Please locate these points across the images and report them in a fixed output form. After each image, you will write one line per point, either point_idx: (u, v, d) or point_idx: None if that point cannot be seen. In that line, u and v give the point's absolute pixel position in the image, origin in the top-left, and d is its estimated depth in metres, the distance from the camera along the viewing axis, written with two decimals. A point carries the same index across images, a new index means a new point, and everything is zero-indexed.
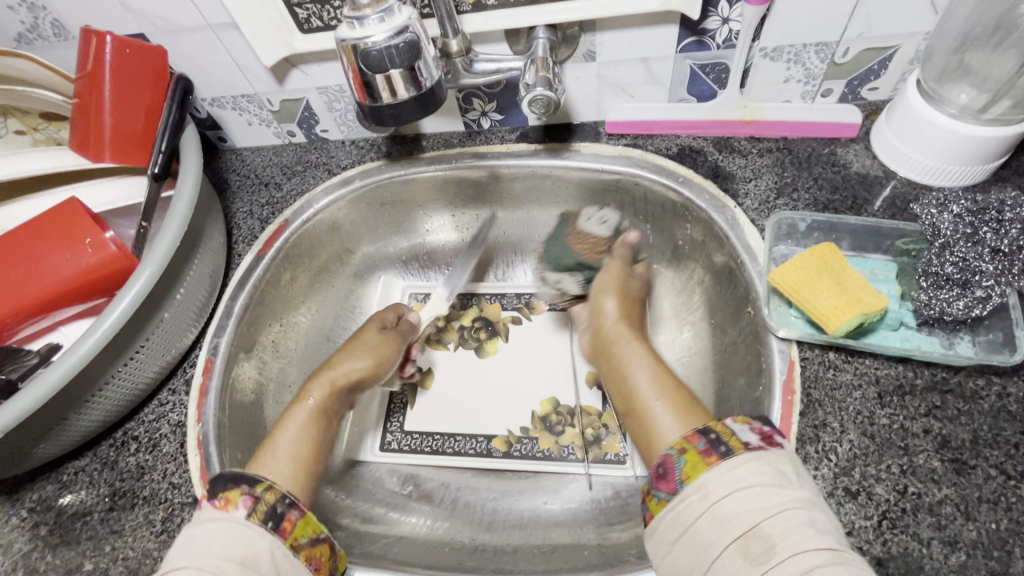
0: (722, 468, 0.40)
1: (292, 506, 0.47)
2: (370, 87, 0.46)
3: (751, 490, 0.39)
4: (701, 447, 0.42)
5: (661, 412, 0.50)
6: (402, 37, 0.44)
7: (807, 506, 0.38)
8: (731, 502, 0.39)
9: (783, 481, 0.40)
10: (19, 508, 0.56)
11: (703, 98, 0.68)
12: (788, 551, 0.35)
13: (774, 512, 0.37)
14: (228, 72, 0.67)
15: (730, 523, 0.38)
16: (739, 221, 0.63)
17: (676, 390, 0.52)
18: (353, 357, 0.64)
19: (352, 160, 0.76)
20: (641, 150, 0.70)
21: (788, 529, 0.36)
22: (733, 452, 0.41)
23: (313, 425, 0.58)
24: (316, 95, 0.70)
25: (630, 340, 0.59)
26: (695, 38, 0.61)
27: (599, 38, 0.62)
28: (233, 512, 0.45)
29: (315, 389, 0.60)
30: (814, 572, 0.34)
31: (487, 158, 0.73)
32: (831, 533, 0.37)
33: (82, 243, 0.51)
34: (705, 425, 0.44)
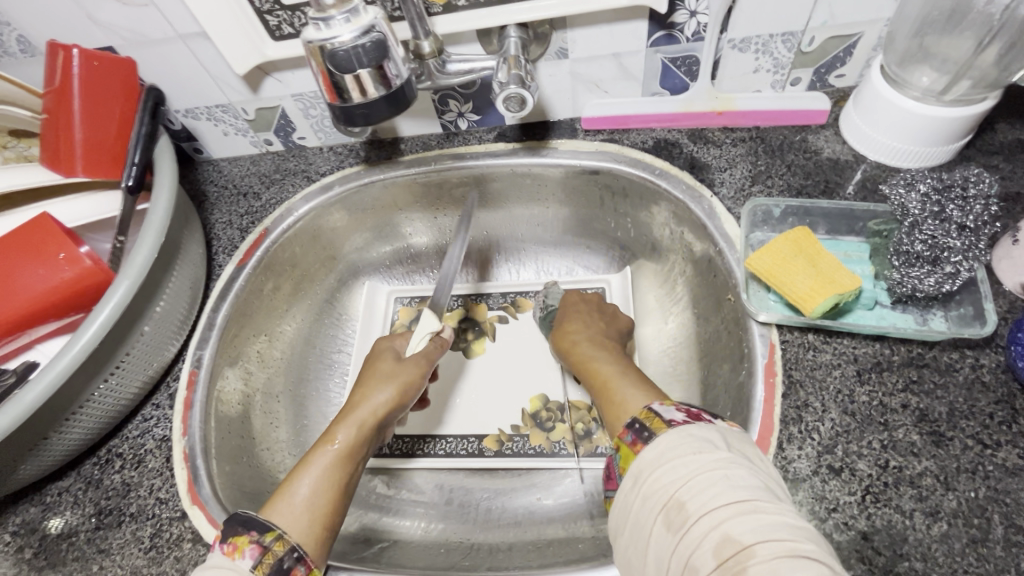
0: (646, 451, 0.41)
1: (300, 560, 0.45)
2: (339, 88, 0.46)
3: (671, 459, 0.39)
4: (629, 440, 0.43)
5: (625, 388, 0.50)
6: (368, 37, 0.44)
7: (726, 466, 0.38)
8: (655, 476, 0.39)
9: (704, 447, 0.39)
10: (2, 533, 0.55)
11: (676, 91, 0.69)
12: (701, 511, 0.36)
13: (689, 478, 0.37)
14: (201, 83, 0.67)
15: (654, 498, 0.38)
16: (716, 210, 0.64)
17: (635, 374, 0.53)
18: (377, 389, 0.57)
19: (331, 167, 0.76)
20: (617, 145, 0.71)
21: (701, 490, 0.36)
22: (656, 434, 0.41)
23: (338, 470, 0.51)
24: (291, 102, 0.70)
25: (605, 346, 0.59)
26: (664, 32, 0.62)
27: (570, 35, 0.63)
28: (240, 561, 0.43)
29: (341, 432, 0.53)
30: (723, 526, 0.34)
31: (465, 159, 0.73)
32: (745, 486, 0.36)
33: (57, 259, 0.50)
34: (632, 417, 0.45)
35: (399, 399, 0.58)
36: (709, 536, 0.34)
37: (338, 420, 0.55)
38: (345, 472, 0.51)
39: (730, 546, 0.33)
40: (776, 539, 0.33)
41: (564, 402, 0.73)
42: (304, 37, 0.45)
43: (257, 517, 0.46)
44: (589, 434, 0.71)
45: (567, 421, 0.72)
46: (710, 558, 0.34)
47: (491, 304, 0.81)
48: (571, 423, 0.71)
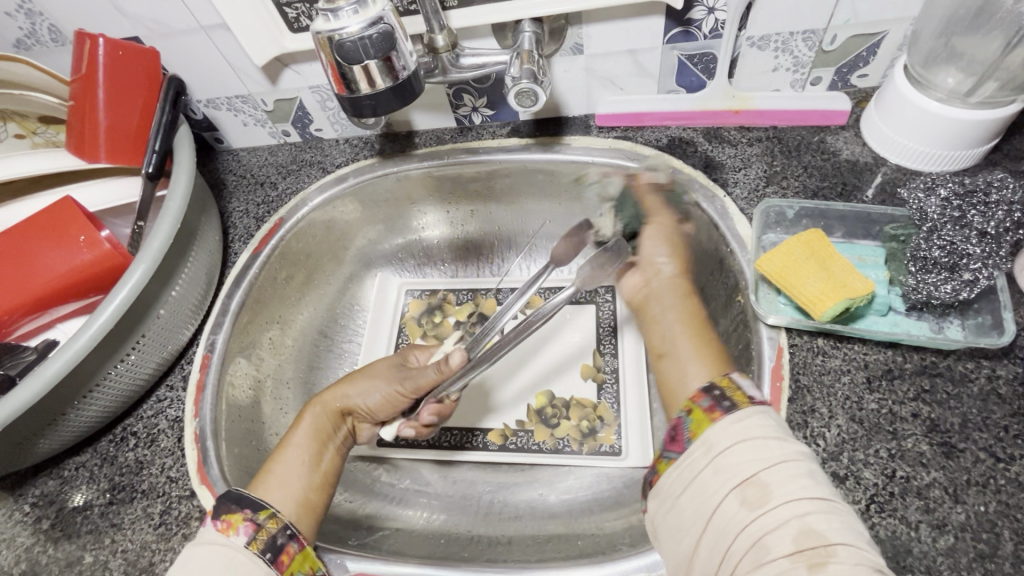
0: (729, 422, 0.40)
1: (292, 538, 0.46)
2: (346, 79, 0.47)
3: (757, 435, 0.39)
4: (706, 406, 0.42)
5: (688, 356, 0.49)
6: (376, 28, 0.45)
7: (808, 458, 0.38)
8: (735, 452, 0.38)
9: (788, 435, 0.39)
10: (22, 503, 0.57)
11: (693, 88, 0.69)
12: (785, 497, 0.35)
13: (776, 462, 0.37)
14: (223, 73, 0.69)
15: (732, 471, 0.37)
16: (729, 210, 0.63)
17: (706, 342, 0.50)
18: (360, 386, 0.58)
19: (346, 158, 0.77)
20: (631, 142, 0.71)
21: (787, 477, 0.36)
22: (738, 406, 0.41)
23: (308, 450, 0.54)
24: (309, 94, 0.72)
25: (682, 291, 0.56)
26: (681, 28, 0.62)
27: (585, 31, 0.63)
28: (233, 538, 0.44)
29: (304, 416, 0.57)
30: (807, 518, 0.34)
31: (479, 154, 0.74)
32: (823, 482, 0.37)
33: (77, 241, 0.52)
34: (709, 383, 0.44)
35: (384, 405, 0.59)
36: (791, 523, 0.34)
37: (309, 404, 0.58)
38: (315, 450, 0.54)
39: (811, 537, 0.34)
40: (857, 546, 0.34)
41: (570, 398, 0.73)
42: (313, 28, 0.46)
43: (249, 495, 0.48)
44: (594, 432, 0.70)
45: (572, 419, 0.72)
46: (788, 543, 0.34)
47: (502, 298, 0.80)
48: (576, 421, 0.71)
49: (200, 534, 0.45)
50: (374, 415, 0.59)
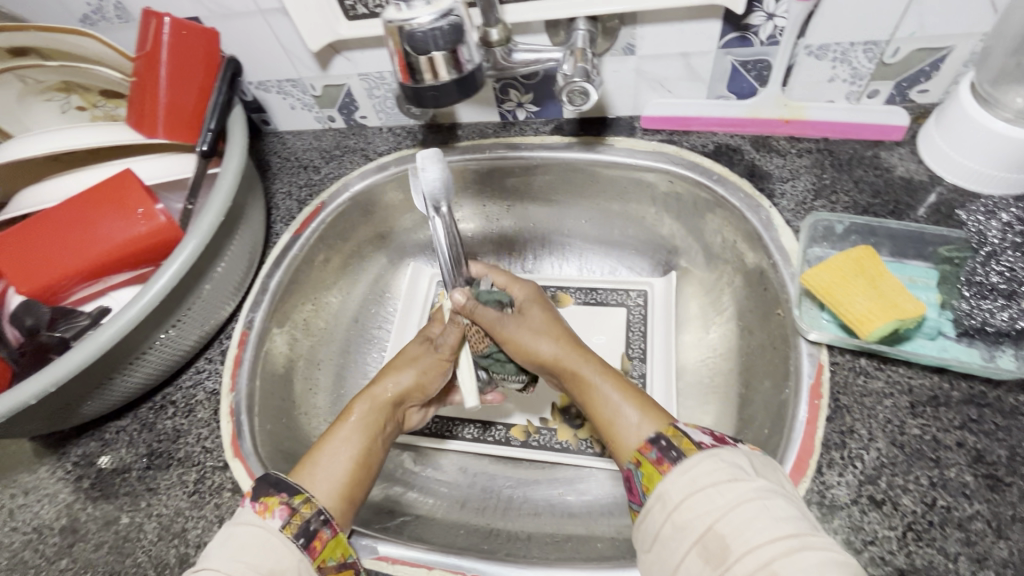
0: (676, 473, 0.41)
1: (326, 524, 0.47)
2: (413, 69, 0.47)
3: (705, 485, 0.40)
4: (653, 458, 0.44)
5: (628, 414, 0.49)
6: (447, 20, 0.45)
7: (764, 496, 0.39)
8: (690, 505, 0.39)
9: (739, 474, 0.40)
10: (66, 461, 0.60)
11: (743, 95, 0.68)
12: (745, 548, 0.36)
13: (728, 511, 0.38)
14: (277, 57, 0.70)
15: (689, 528, 0.39)
16: (774, 221, 0.62)
17: (634, 390, 0.51)
18: (406, 361, 0.61)
19: (389, 147, 0.78)
20: (676, 146, 0.70)
21: (743, 523, 0.37)
22: (685, 455, 0.42)
23: (357, 443, 0.54)
24: (357, 82, 0.73)
25: (579, 356, 0.56)
26: (738, 33, 0.61)
27: (639, 31, 0.62)
28: (269, 521, 0.45)
29: (355, 409, 0.57)
30: (770, 564, 0.35)
31: (520, 149, 0.74)
32: (786, 518, 0.37)
33: (135, 213, 0.53)
34: (656, 433, 0.46)
35: (430, 377, 0.60)
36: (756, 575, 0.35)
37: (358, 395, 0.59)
38: (365, 444, 0.54)
39: None
40: None
41: None
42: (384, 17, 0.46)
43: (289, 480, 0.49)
44: None
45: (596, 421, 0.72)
46: None
47: None
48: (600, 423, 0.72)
49: (237, 514, 0.47)
50: (426, 393, 0.61)
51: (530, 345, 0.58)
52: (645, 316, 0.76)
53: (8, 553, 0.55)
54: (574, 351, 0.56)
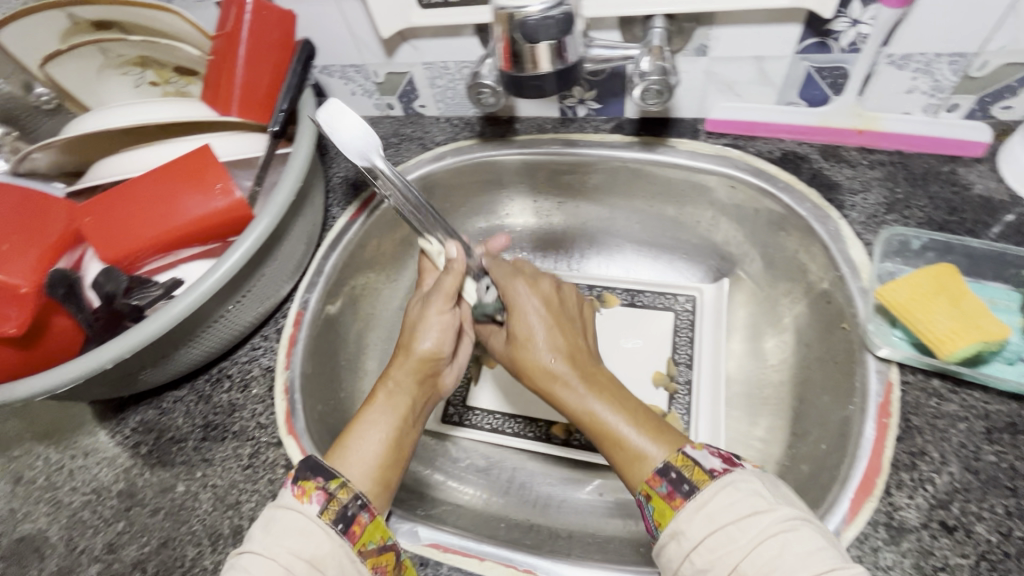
0: (692, 510, 0.41)
1: (363, 508, 0.47)
2: (516, 55, 0.47)
3: (722, 515, 0.40)
4: (664, 492, 0.43)
5: (632, 437, 0.48)
6: (559, 10, 0.45)
7: (785, 530, 0.38)
8: (711, 544, 0.39)
9: (759, 506, 0.40)
10: (124, 427, 0.61)
11: (815, 103, 0.66)
12: None
13: (750, 550, 0.38)
14: (345, 42, 0.71)
15: (712, 568, 0.39)
16: (843, 233, 0.60)
17: (634, 406, 0.51)
18: (415, 333, 0.56)
19: (446, 137, 0.78)
20: (740, 151, 0.69)
21: (768, 562, 0.37)
22: (699, 488, 0.42)
23: (385, 424, 0.53)
24: (421, 71, 0.74)
25: (584, 381, 0.53)
26: (818, 39, 0.60)
27: (714, 32, 0.61)
28: (307, 505, 0.45)
29: (381, 389, 0.55)
30: None
31: (579, 146, 0.73)
32: (813, 553, 0.37)
33: (213, 188, 0.54)
34: (664, 463, 0.45)
35: (445, 337, 0.56)
36: None
37: (382, 377, 0.56)
38: (393, 424, 0.53)
39: None
40: None
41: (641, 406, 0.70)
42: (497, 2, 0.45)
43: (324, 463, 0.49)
44: None
45: None
46: None
47: (576, 294, 0.80)
48: None
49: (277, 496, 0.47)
50: (444, 355, 0.56)
51: (528, 363, 0.55)
52: (693, 321, 0.75)
53: (68, 513, 0.57)
54: (573, 369, 0.54)
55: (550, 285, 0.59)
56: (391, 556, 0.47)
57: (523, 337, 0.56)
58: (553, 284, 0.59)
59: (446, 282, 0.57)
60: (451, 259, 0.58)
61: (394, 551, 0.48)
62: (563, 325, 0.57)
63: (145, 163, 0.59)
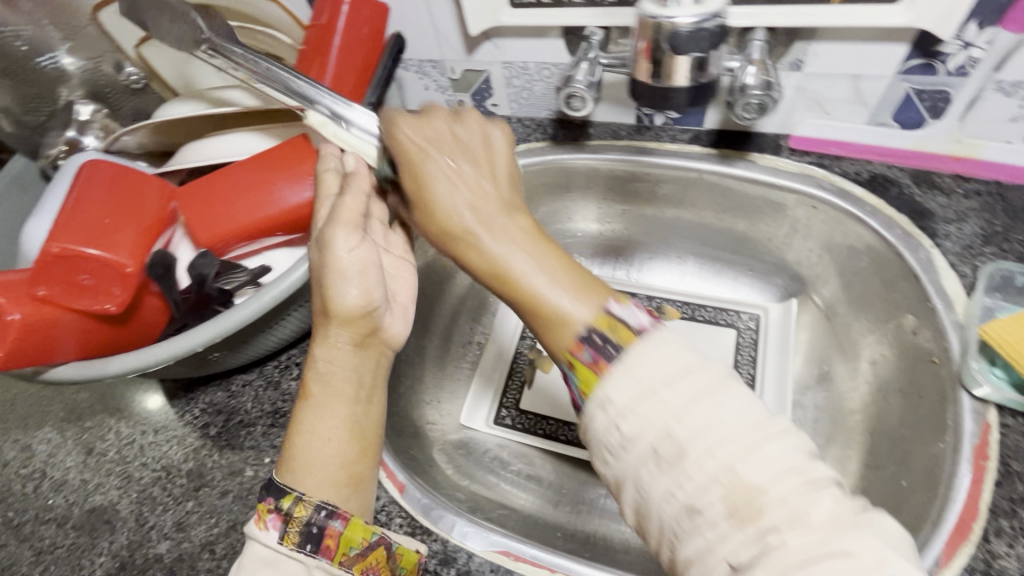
0: (619, 372, 0.37)
1: (332, 517, 0.43)
2: (657, 64, 0.48)
3: (658, 363, 0.37)
4: (589, 359, 0.39)
5: (553, 297, 0.42)
6: (713, 22, 0.45)
7: (715, 390, 0.35)
8: (638, 411, 0.35)
9: (691, 364, 0.36)
10: (194, 406, 0.62)
11: (908, 126, 0.63)
12: (703, 450, 0.33)
13: (682, 410, 0.34)
14: (428, 36, 0.71)
15: (641, 437, 0.35)
16: (935, 263, 0.58)
17: (561, 260, 0.44)
18: (332, 289, 0.45)
19: (517, 137, 0.77)
20: (825, 171, 0.67)
21: (703, 425, 0.34)
22: (626, 347, 0.38)
23: (331, 416, 0.46)
24: (499, 70, 0.73)
25: (497, 232, 0.45)
26: (923, 60, 0.58)
27: (813, 47, 0.60)
28: (267, 532, 0.43)
29: (312, 373, 0.46)
30: (736, 463, 0.33)
31: (654, 155, 0.72)
32: (741, 409, 0.35)
33: (308, 178, 0.54)
34: (586, 326, 0.40)
35: (376, 285, 0.46)
36: (719, 477, 0.33)
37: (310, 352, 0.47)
38: (340, 412, 0.46)
39: (741, 487, 0.32)
40: (789, 470, 0.33)
41: None
42: (641, 9, 0.46)
43: (278, 477, 0.45)
44: None
45: None
46: (719, 503, 0.32)
47: None
48: None
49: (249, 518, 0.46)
50: (371, 305, 0.46)
51: (431, 218, 0.46)
52: (757, 341, 0.74)
53: (138, 487, 0.58)
54: (491, 215, 0.45)
55: (440, 122, 0.49)
56: (380, 552, 0.46)
57: (421, 190, 0.47)
58: (446, 120, 0.49)
59: (344, 208, 0.47)
60: (350, 174, 0.49)
61: (384, 546, 0.46)
62: (469, 165, 0.47)
63: (235, 150, 0.59)
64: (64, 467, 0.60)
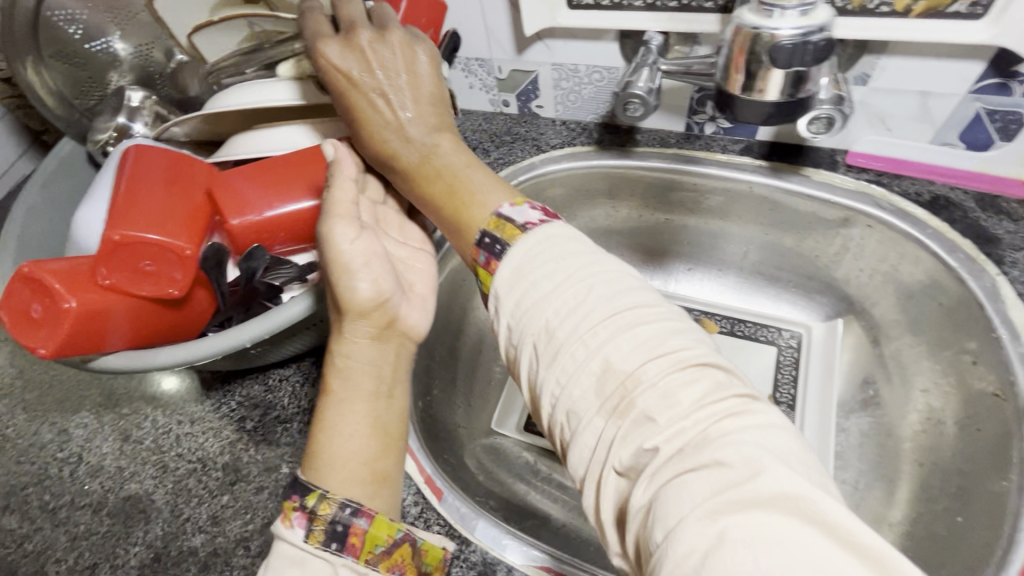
0: (504, 269, 0.42)
1: (358, 514, 0.42)
2: (752, 77, 0.47)
3: (548, 263, 0.40)
4: (484, 261, 0.44)
5: (467, 205, 0.48)
6: (820, 36, 0.44)
7: (587, 280, 0.39)
8: (525, 302, 0.40)
9: (568, 255, 0.40)
10: (230, 400, 0.62)
11: (974, 147, 0.61)
12: (575, 336, 0.37)
13: (546, 299, 0.39)
14: (478, 34, 0.70)
15: (529, 329, 0.39)
16: (1001, 291, 0.56)
17: (472, 169, 0.50)
18: (343, 282, 0.46)
19: (562, 140, 0.75)
20: (883, 189, 0.64)
21: (575, 313, 0.37)
22: (507, 245, 0.43)
23: (353, 413, 0.45)
24: (548, 71, 0.72)
25: (432, 152, 0.51)
26: (999, 80, 0.56)
27: (883, 61, 0.58)
28: (292, 531, 0.41)
29: (331, 373, 0.47)
30: (604, 348, 0.36)
31: (703, 165, 0.69)
32: (613, 297, 0.38)
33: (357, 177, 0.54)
34: (482, 230, 0.45)
35: (381, 275, 0.47)
36: (592, 365, 0.36)
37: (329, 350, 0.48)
38: (362, 408, 0.45)
39: (612, 374, 0.35)
40: (659, 358, 0.35)
41: None
42: (740, 20, 0.46)
43: (303, 476, 0.43)
44: None
45: None
46: (593, 397, 0.35)
47: None
48: None
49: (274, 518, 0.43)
50: (383, 296, 0.47)
51: (370, 142, 0.51)
52: (797, 360, 0.73)
53: (173, 478, 0.58)
54: (417, 133, 0.51)
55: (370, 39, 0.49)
56: (406, 550, 0.44)
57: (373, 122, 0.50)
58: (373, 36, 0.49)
59: (337, 201, 0.47)
60: (335, 162, 0.48)
61: (408, 542, 0.44)
62: (407, 86, 0.50)
63: (284, 144, 0.58)
64: (99, 454, 0.60)
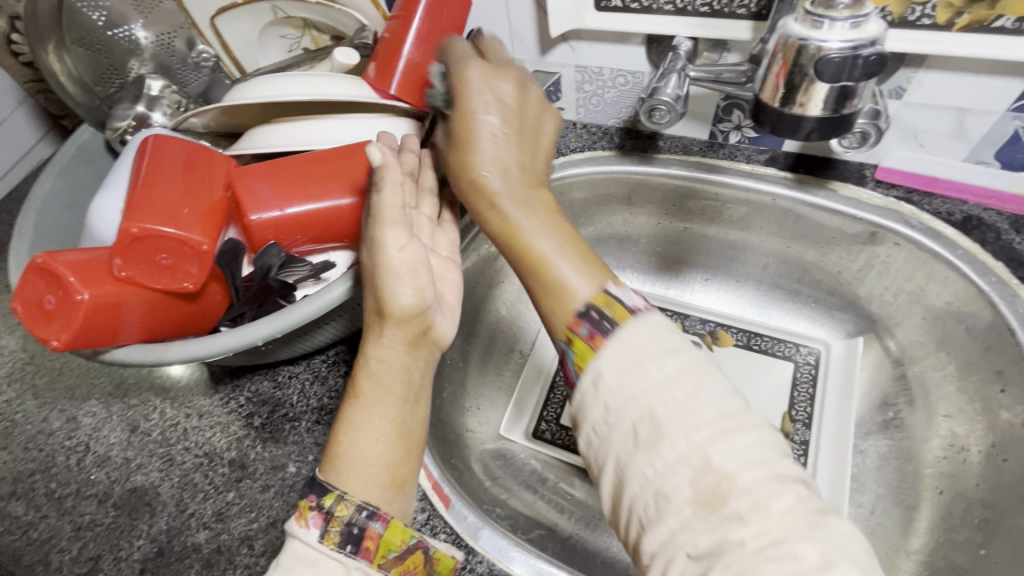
0: (609, 347, 0.39)
1: (373, 518, 0.41)
2: (791, 90, 0.46)
3: (659, 353, 0.37)
4: (585, 333, 0.40)
5: (561, 265, 0.43)
6: (871, 50, 0.42)
7: (693, 373, 0.37)
8: (623, 385, 0.37)
9: (676, 346, 0.38)
10: (240, 394, 0.62)
11: (1011, 166, 0.59)
12: (683, 431, 0.34)
13: (634, 377, 0.37)
14: (502, 33, 0.69)
15: (622, 411, 0.37)
16: None
17: (574, 236, 0.46)
18: (384, 289, 0.45)
19: (582, 144, 0.74)
20: (912, 207, 0.63)
21: (681, 407, 0.35)
22: (617, 324, 0.39)
23: (377, 415, 0.44)
24: (571, 73, 0.70)
25: (533, 205, 0.47)
26: None
27: (920, 76, 0.56)
28: (307, 530, 0.40)
29: (364, 377, 0.46)
30: (706, 445, 0.34)
31: (726, 175, 0.68)
32: (719, 396, 0.36)
33: None
34: (585, 302, 0.41)
35: (427, 289, 0.46)
36: (689, 459, 0.34)
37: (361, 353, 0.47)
38: (387, 411, 0.45)
39: (711, 472, 0.33)
40: (754, 459, 0.33)
41: None
42: (786, 30, 0.44)
43: (321, 476, 0.43)
44: None
45: None
46: (687, 488, 0.33)
47: (687, 325, 0.77)
48: None
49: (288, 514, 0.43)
50: (423, 305, 0.46)
51: (464, 175, 0.48)
52: (815, 379, 0.70)
53: (180, 472, 0.57)
54: (518, 187, 0.47)
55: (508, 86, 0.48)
56: (419, 557, 0.42)
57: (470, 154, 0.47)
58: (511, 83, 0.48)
59: (386, 204, 0.46)
60: (378, 166, 0.46)
61: (421, 550, 0.43)
62: (522, 142, 0.48)
63: (302, 136, 0.58)
64: (107, 444, 0.60)
